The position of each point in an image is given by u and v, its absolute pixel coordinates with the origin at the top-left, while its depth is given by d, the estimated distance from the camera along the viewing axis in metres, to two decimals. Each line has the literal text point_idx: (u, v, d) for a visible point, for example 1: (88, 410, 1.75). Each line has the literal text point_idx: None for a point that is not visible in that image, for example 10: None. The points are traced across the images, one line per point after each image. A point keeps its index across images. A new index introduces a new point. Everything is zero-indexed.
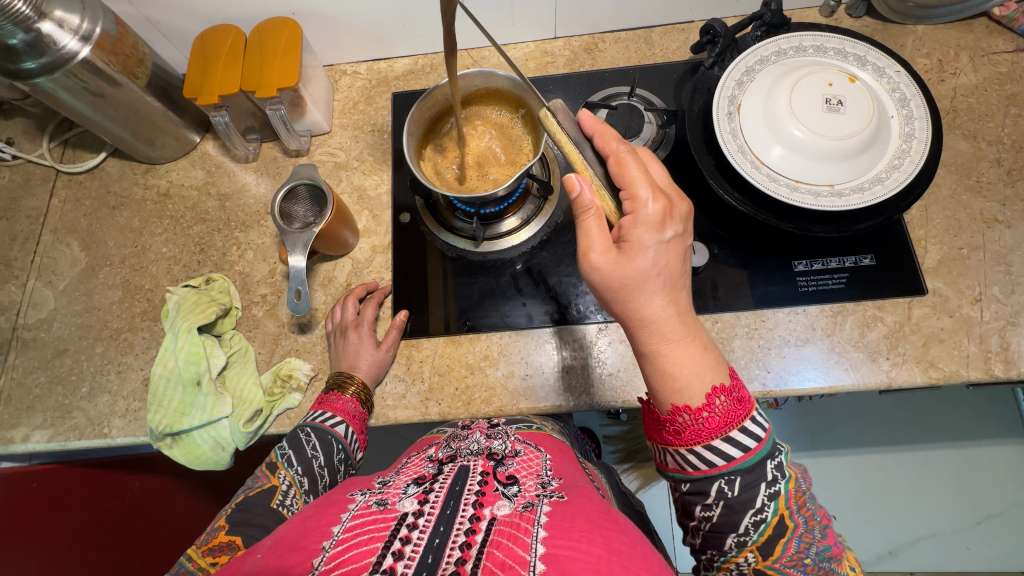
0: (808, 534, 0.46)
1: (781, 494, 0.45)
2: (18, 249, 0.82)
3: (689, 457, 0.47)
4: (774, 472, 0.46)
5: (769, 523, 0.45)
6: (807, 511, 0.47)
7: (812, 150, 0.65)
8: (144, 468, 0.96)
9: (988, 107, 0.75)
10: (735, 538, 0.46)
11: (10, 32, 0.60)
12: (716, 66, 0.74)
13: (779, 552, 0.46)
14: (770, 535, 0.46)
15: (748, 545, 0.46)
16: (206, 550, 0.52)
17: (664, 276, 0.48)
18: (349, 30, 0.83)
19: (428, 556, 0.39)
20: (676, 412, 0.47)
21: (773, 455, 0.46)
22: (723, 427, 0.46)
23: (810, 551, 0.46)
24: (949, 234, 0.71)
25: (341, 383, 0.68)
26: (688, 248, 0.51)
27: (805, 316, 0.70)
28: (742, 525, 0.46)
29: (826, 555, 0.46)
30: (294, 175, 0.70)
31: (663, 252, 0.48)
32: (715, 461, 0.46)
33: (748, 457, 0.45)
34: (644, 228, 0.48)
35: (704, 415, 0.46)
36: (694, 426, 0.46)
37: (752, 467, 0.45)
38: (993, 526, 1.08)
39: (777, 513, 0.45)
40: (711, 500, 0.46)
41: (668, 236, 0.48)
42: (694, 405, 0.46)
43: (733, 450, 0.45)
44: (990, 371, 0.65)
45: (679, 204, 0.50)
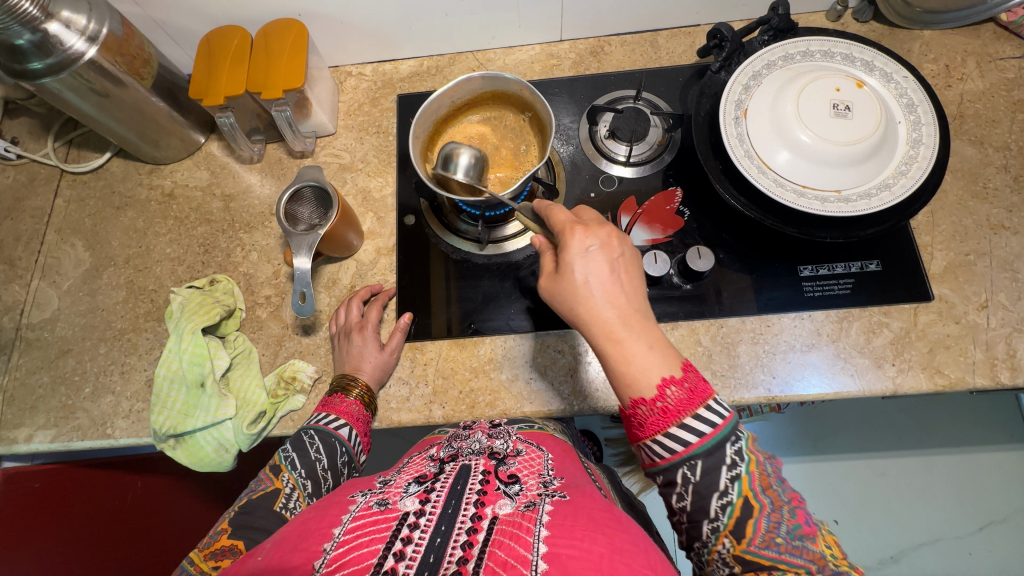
0: (776, 513, 0.45)
1: (743, 476, 0.46)
2: (23, 248, 0.82)
3: (653, 448, 0.47)
4: (734, 456, 0.46)
5: (735, 505, 0.45)
6: (774, 492, 0.46)
7: (819, 155, 0.65)
8: (144, 468, 0.95)
9: (996, 113, 0.75)
10: (709, 524, 0.46)
11: (17, 32, 0.60)
12: (723, 70, 0.74)
13: (751, 533, 0.45)
14: (738, 517, 0.45)
15: (721, 530, 0.46)
16: (209, 554, 0.51)
17: (595, 281, 0.50)
18: (355, 32, 0.83)
19: (429, 556, 0.39)
20: (635, 405, 0.47)
21: (734, 438, 0.46)
22: (676, 416, 0.46)
23: (780, 530, 0.45)
24: (955, 240, 0.71)
25: (344, 386, 0.68)
26: (621, 258, 0.51)
27: (810, 321, 0.70)
28: (711, 510, 0.45)
29: (796, 532, 0.45)
30: (299, 175, 0.69)
31: (591, 266, 0.51)
32: (674, 448, 0.46)
33: (704, 442, 0.45)
34: (569, 250, 0.51)
35: (658, 405, 0.46)
36: (650, 418, 0.47)
37: (711, 451, 0.45)
38: (995, 532, 1.08)
39: (742, 494, 0.45)
40: (679, 488, 0.46)
41: (591, 251, 0.51)
42: (648, 397, 0.47)
43: (689, 436, 0.45)
44: (996, 378, 0.65)
45: (606, 226, 0.53)
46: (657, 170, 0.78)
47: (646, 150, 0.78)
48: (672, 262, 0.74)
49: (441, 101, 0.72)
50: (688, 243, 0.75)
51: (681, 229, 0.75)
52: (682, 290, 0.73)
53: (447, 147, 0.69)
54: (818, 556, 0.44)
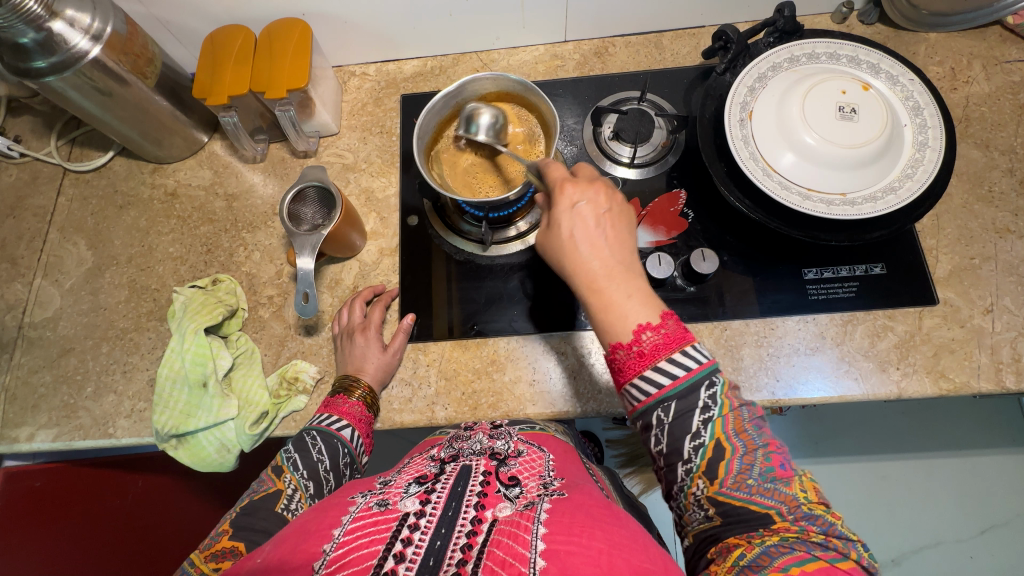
0: (749, 456, 0.45)
1: (716, 419, 0.46)
2: (25, 246, 0.82)
3: (632, 392, 0.48)
4: (707, 399, 0.46)
5: (707, 447, 0.45)
6: (749, 437, 0.46)
7: (824, 158, 0.64)
8: (146, 467, 0.96)
9: (1001, 116, 0.75)
10: (683, 466, 0.46)
11: (21, 31, 0.60)
12: (728, 72, 0.73)
13: (723, 474, 0.44)
14: (711, 459, 0.45)
15: (695, 472, 0.46)
16: (209, 556, 0.51)
17: (580, 235, 0.53)
18: (359, 31, 0.83)
19: (429, 558, 0.38)
20: (613, 349, 0.49)
21: (710, 381, 0.46)
22: (652, 359, 0.47)
23: (752, 472, 0.44)
24: (960, 244, 0.70)
25: (347, 386, 0.67)
26: (608, 213, 0.54)
27: (815, 324, 0.69)
28: (685, 452, 0.46)
29: (769, 475, 0.44)
30: (303, 176, 0.69)
31: (576, 220, 0.53)
32: (649, 391, 0.46)
33: (678, 385, 0.46)
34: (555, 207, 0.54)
35: (634, 349, 0.47)
36: (627, 361, 0.48)
37: (684, 394, 0.46)
38: (998, 536, 1.07)
39: (714, 437, 0.45)
40: (655, 430, 0.47)
41: (579, 208, 0.53)
42: (626, 341, 0.48)
43: (662, 378, 0.46)
44: (1001, 383, 0.64)
45: (595, 183, 0.55)
46: (661, 172, 0.78)
47: (650, 151, 0.78)
48: (677, 264, 0.73)
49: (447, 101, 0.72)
50: (692, 245, 0.74)
51: (685, 231, 0.75)
52: (686, 293, 0.73)
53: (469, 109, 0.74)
54: (790, 499, 0.43)
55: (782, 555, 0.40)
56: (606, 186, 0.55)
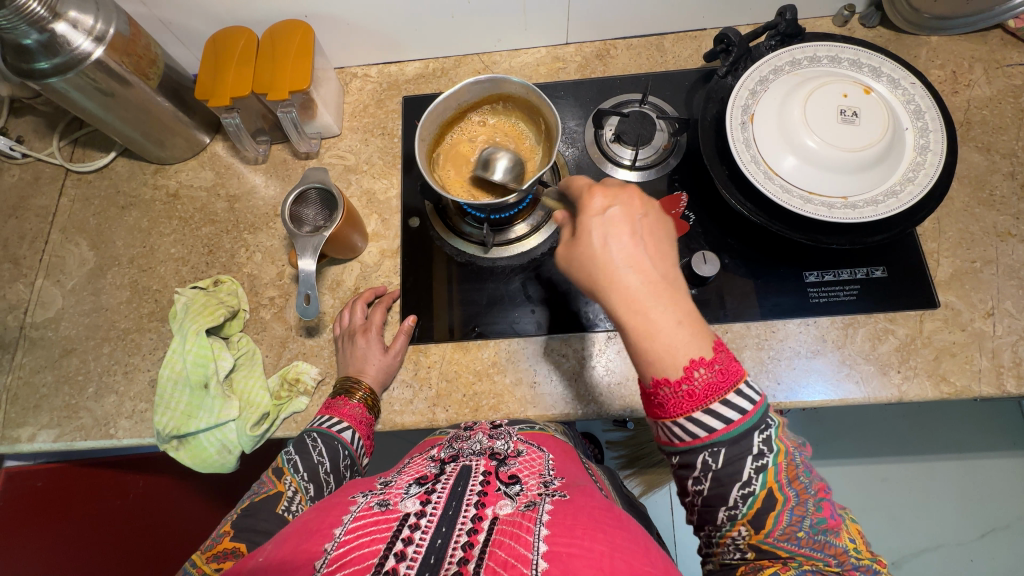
0: (800, 507, 0.44)
1: (769, 468, 0.44)
2: (27, 246, 0.82)
3: (674, 429, 0.45)
4: (761, 446, 0.44)
5: (757, 496, 0.44)
6: (800, 485, 0.45)
7: (826, 161, 0.64)
8: (146, 468, 0.96)
9: (1003, 120, 0.75)
10: (725, 511, 0.45)
11: (24, 32, 0.61)
12: (729, 75, 0.73)
13: (770, 526, 0.44)
14: (760, 508, 0.44)
15: (739, 518, 0.45)
16: (211, 557, 0.51)
17: (615, 245, 0.49)
18: (360, 33, 0.83)
19: (430, 557, 0.39)
20: (657, 386, 0.45)
21: (763, 426, 0.44)
22: (703, 400, 0.43)
23: (803, 524, 0.44)
24: (961, 247, 0.70)
25: (347, 389, 0.67)
26: (644, 220, 0.50)
27: (816, 327, 0.70)
28: (731, 499, 0.44)
29: (819, 526, 0.44)
30: (305, 177, 0.69)
31: (608, 230, 0.50)
32: (697, 433, 0.44)
33: (730, 430, 0.43)
34: (589, 214, 0.51)
35: (683, 388, 0.44)
36: (674, 399, 0.44)
37: (737, 439, 0.43)
38: (998, 539, 1.07)
39: (765, 486, 0.44)
40: (698, 472, 0.45)
41: (611, 214, 0.50)
42: (673, 378, 0.44)
43: (715, 422, 0.43)
44: (1002, 386, 0.64)
45: (629, 187, 0.52)
46: (662, 174, 0.78)
47: (652, 154, 0.78)
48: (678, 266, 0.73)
49: (459, 97, 0.72)
50: (694, 248, 0.74)
51: (687, 233, 0.75)
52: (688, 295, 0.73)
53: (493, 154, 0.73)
54: (839, 551, 0.44)
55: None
56: (640, 192, 0.52)
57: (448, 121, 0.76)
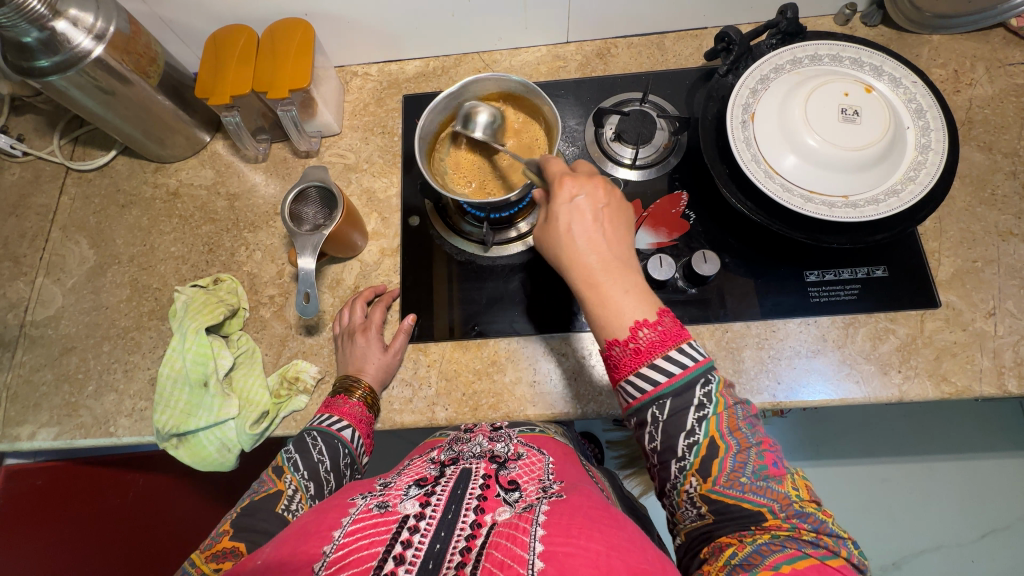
0: (742, 454, 0.45)
1: (710, 416, 0.45)
2: (27, 245, 0.82)
3: (626, 390, 0.47)
4: (702, 397, 0.46)
5: (701, 445, 0.45)
6: (742, 435, 0.46)
7: (827, 160, 0.64)
8: (145, 467, 0.96)
9: (1005, 119, 0.74)
10: (676, 464, 0.46)
11: (25, 31, 0.61)
12: (730, 74, 0.73)
13: (716, 472, 0.45)
14: (704, 457, 0.45)
15: (688, 469, 0.45)
16: (210, 556, 0.51)
17: (578, 229, 0.51)
18: (361, 32, 0.83)
19: (429, 562, 0.38)
20: (608, 346, 0.48)
21: (706, 379, 0.46)
22: (647, 356, 0.46)
23: (745, 470, 0.45)
24: (963, 246, 0.70)
25: (347, 387, 0.67)
26: (606, 209, 0.52)
27: (816, 327, 0.69)
28: (678, 449, 0.45)
29: (761, 472, 0.45)
30: (304, 175, 0.69)
31: (572, 215, 0.52)
32: (643, 388, 0.46)
33: (673, 382, 0.45)
34: (556, 200, 0.53)
35: (630, 346, 0.47)
36: (623, 358, 0.47)
37: (680, 391, 0.45)
38: (999, 540, 1.07)
39: (708, 435, 0.45)
40: (649, 427, 0.46)
41: (577, 201, 0.52)
42: (622, 337, 0.47)
43: (658, 376, 0.45)
44: (1003, 386, 0.64)
45: (595, 177, 0.54)
46: (662, 173, 0.78)
47: (651, 153, 0.78)
48: (677, 265, 0.73)
49: (460, 95, 0.72)
50: (693, 246, 0.74)
51: (687, 232, 0.75)
52: (687, 294, 0.73)
53: (470, 112, 0.73)
54: (783, 497, 0.44)
55: (773, 553, 0.41)
56: (605, 180, 0.53)
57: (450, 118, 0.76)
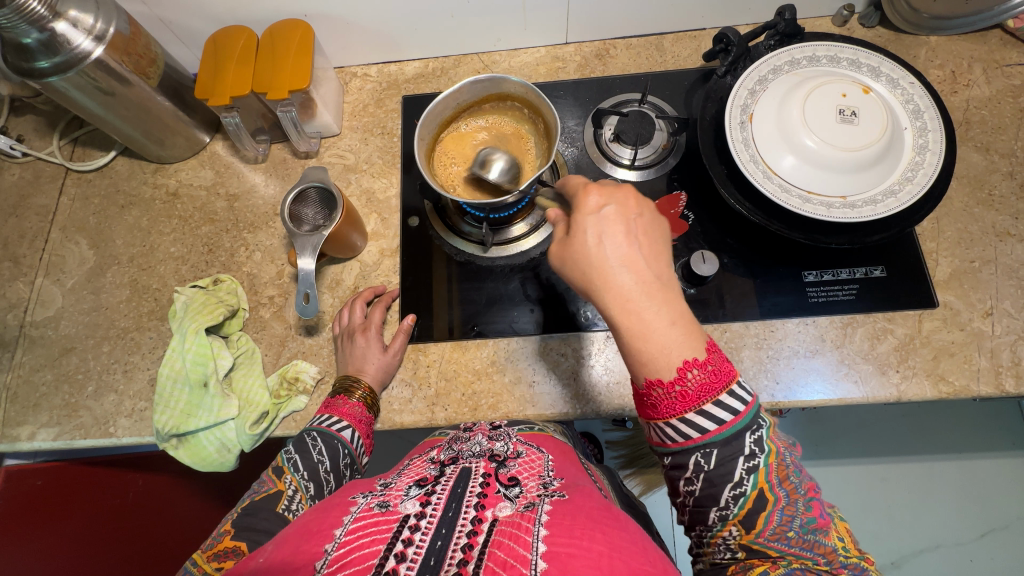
0: (790, 507, 0.45)
1: (760, 469, 0.45)
2: (27, 245, 0.82)
3: (666, 430, 0.46)
4: (752, 447, 0.45)
5: (748, 497, 0.45)
6: (791, 485, 0.46)
7: (824, 161, 0.64)
8: (145, 467, 0.96)
9: (1001, 120, 0.75)
10: (717, 512, 0.46)
11: (25, 32, 0.61)
12: (728, 75, 0.73)
13: (761, 526, 0.45)
14: (750, 509, 0.45)
15: (730, 518, 0.46)
16: (211, 556, 0.51)
17: (609, 244, 0.49)
18: (360, 33, 0.83)
19: (430, 559, 0.39)
20: (649, 386, 0.46)
21: (754, 427, 0.45)
22: (697, 401, 0.45)
23: (793, 523, 0.45)
24: (960, 246, 0.71)
25: (347, 387, 0.67)
26: (638, 220, 0.51)
27: (815, 327, 0.70)
28: (723, 499, 0.45)
29: (809, 526, 0.45)
30: (304, 176, 0.70)
31: (603, 226, 0.50)
32: (690, 434, 0.45)
33: (722, 431, 0.44)
34: (583, 213, 0.51)
35: (677, 389, 0.45)
36: (666, 400, 0.45)
37: (729, 440, 0.44)
38: (997, 539, 1.07)
39: (757, 487, 0.45)
40: (690, 473, 0.46)
41: (606, 212, 0.51)
42: (667, 379, 0.45)
43: (707, 423, 0.44)
44: (1001, 386, 0.64)
45: (624, 189, 0.53)
46: (662, 174, 0.78)
47: (651, 154, 0.78)
48: (677, 266, 0.73)
49: (459, 96, 0.72)
50: (693, 247, 0.74)
51: (685, 233, 0.75)
52: (686, 294, 0.73)
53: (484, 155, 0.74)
54: (829, 551, 0.45)
55: None
56: (636, 192, 0.53)
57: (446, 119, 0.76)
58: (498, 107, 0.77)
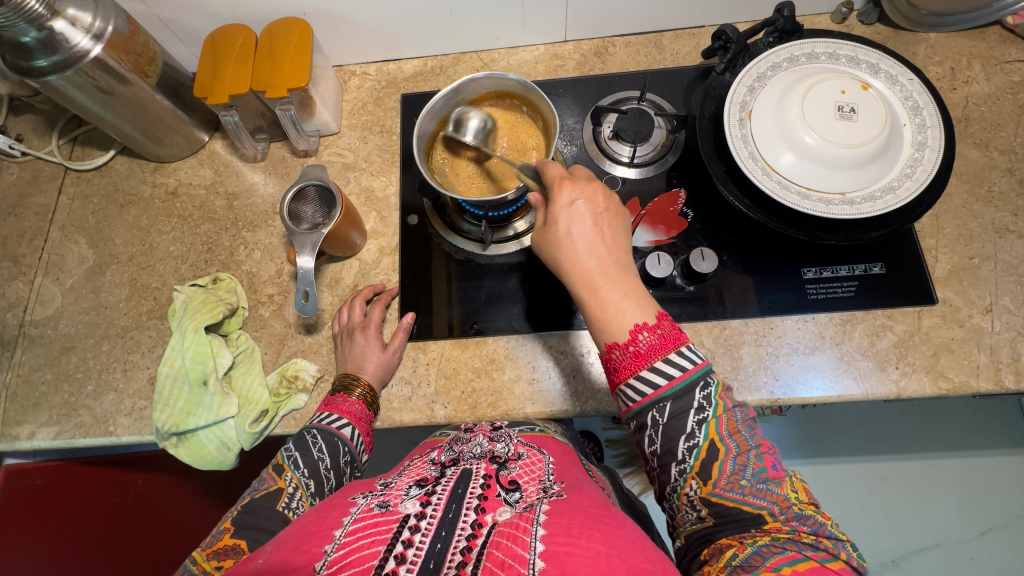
0: (742, 457, 0.46)
1: (710, 419, 0.47)
2: (26, 245, 0.82)
3: (627, 392, 0.49)
4: (702, 400, 0.47)
5: (701, 447, 0.46)
6: (741, 438, 0.47)
7: (824, 157, 0.64)
8: (145, 466, 0.95)
9: (1001, 116, 0.75)
10: (676, 467, 0.47)
11: (23, 30, 0.61)
12: (727, 72, 0.73)
13: (716, 475, 0.46)
14: (704, 459, 0.46)
15: (688, 473, 0.47)
16: (212, 553, 0.51)
17: (577, 233, 0.53)
18: (359, 31, 0.83)
19: (430, 562, 0.38)
20: (609, 350, 0.50)
21: (705, 383, 0.47)
22: (648, 359, 0.48)
23: (745, 472, 0.46)
24: (960, 243, 0.71)
25: (347, 385, 0.68)
26: (605, 213, 0.54)
27: (814, 324, 0.70)
28: (679, 452, 0.47)
29: (761, 475, 0.46)
30: (303, 175, 0.70)
31: (577, 220, 0.53)
32: (644, 391, 0.47)
33: (673, 385, 0.47)
34: (555, 204, 0.54)
35: (630, 350, 0.48)
36: (623, 361, 0.49)
37: (679, 394, 0.47)
38: (997, 537, 1.07)
39: (707, 438, 0.46)
40: (649, 431, 0.48)
41: (577, 205, 0.53)
42: (622, 341, 0.49)
43: (658, 378, 0.47)
44: (1000, 383, 0.64)
45: (594, 183, 0.55)
46: (661, 171, 0.78)
47: (650, 151, 0.78)
48: (676, 263, 0.73)
49: (461, 91, 0.73)
50: (692, 244, 0.74)
51: (685, 231, 0.75)
52: (685, 292, 0.73)
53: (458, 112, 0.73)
54: (781, 499, 0.45)
55: (773, 556, 0.41)
56: (605, 186, 0.55)
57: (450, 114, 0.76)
58: (500, 104, 0.77)
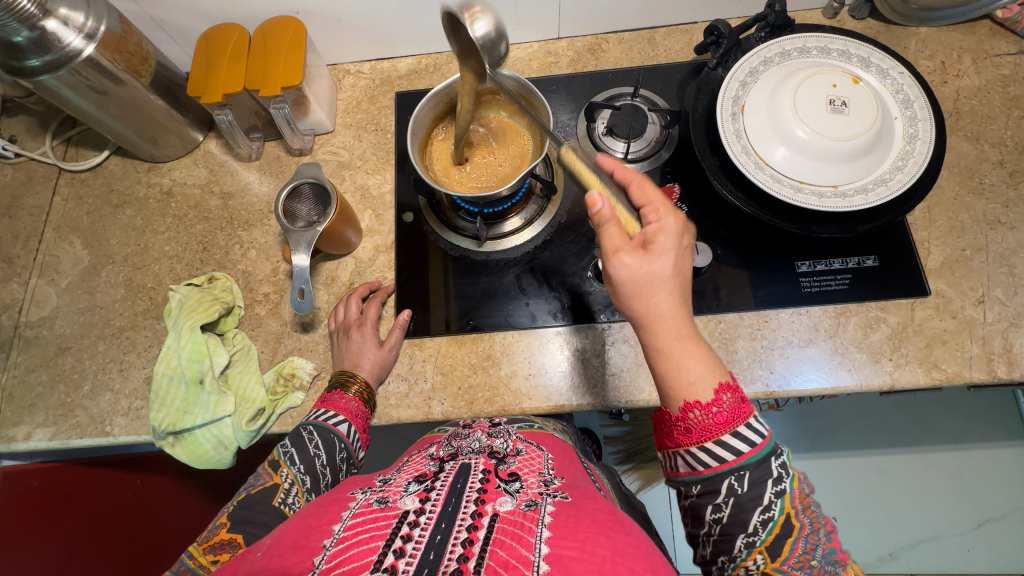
0: (814, 535, 0.46)
1: (787, 493, 0.46)
2: (21, 246, 0.82)
3: (698, 456, 0.47)
4: (780, 470, 0.46)
5: (776, 522, 0.45)
6: (813, 513, 0.47)
7: (815, 151, 0.65)
8: (143, 467, 0.95)
9: (991, 109, 0.75)
10: (744, 539, 0.46)
11: (15, 29, 0.61)
12: (720, 67, 0.74)
13: (786, 553, 0.45)
14: (777, 534, 0.45)
15: (756, 546, 0.46)
16: (208, 548, 0.52)
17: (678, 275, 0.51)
18: (352, 29, 0.83)
19: (430, 553, 0.39)
20: (686, 409, 0.48)
21: (779, 451, 0.47)
22: (730, 422, 0.46)
23: (816, 552, 0.46)
24: (952, 235, 0.71)
25: (344, 381, 0.68)
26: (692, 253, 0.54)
27: (808, 316, 0.70)
28: (751, 524, 0.45)
29: (831, 557, 0.46)
30: (297, 173, 0.70)
31: (680, 258, 0.51)
32: (724, 457, 0.46)
33: (755, 453, 0.46)
34: (670, 236, 0.51)
35: (713, 410, 0.47)
36: (702, 422, 0.47)
37: (760, 462, 0.46)
38: (994, 529, 1.08)
39: (783, 512, 0.45)
40: (721, 499, 0.46)
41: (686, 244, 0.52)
42: (704, 401, 0.47)
43: (741, 445, 0.46)
44: (993, 373, 0.65)
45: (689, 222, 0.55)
46: (654, 167, 0.78)
47: (644, 147, 0.78)
48: None
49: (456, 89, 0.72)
50: None
51: None
52: None
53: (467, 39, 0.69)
54: None
55: None
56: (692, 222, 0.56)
57: (444, 110, 0.76)
58: (492, 102, 0.77)
